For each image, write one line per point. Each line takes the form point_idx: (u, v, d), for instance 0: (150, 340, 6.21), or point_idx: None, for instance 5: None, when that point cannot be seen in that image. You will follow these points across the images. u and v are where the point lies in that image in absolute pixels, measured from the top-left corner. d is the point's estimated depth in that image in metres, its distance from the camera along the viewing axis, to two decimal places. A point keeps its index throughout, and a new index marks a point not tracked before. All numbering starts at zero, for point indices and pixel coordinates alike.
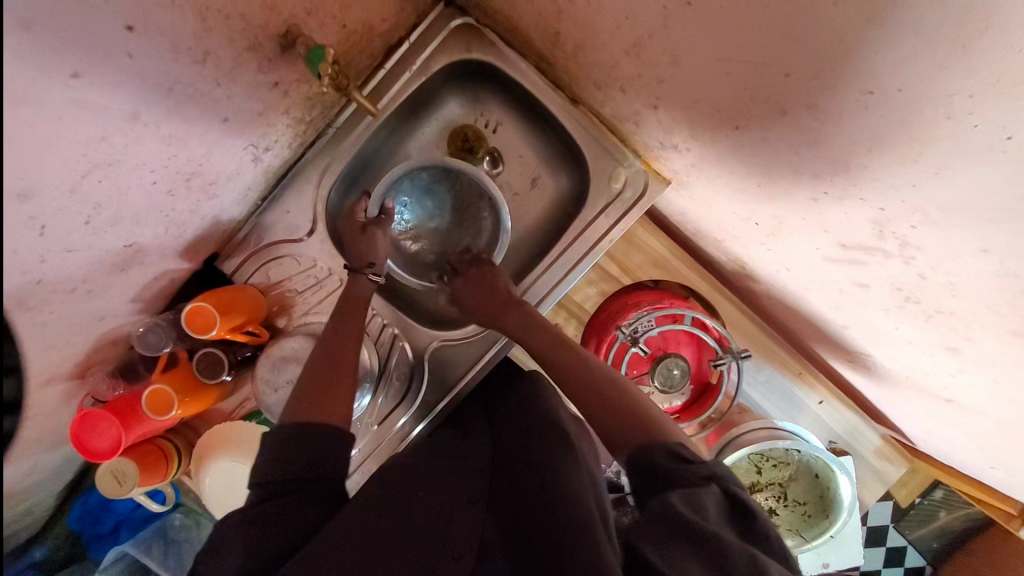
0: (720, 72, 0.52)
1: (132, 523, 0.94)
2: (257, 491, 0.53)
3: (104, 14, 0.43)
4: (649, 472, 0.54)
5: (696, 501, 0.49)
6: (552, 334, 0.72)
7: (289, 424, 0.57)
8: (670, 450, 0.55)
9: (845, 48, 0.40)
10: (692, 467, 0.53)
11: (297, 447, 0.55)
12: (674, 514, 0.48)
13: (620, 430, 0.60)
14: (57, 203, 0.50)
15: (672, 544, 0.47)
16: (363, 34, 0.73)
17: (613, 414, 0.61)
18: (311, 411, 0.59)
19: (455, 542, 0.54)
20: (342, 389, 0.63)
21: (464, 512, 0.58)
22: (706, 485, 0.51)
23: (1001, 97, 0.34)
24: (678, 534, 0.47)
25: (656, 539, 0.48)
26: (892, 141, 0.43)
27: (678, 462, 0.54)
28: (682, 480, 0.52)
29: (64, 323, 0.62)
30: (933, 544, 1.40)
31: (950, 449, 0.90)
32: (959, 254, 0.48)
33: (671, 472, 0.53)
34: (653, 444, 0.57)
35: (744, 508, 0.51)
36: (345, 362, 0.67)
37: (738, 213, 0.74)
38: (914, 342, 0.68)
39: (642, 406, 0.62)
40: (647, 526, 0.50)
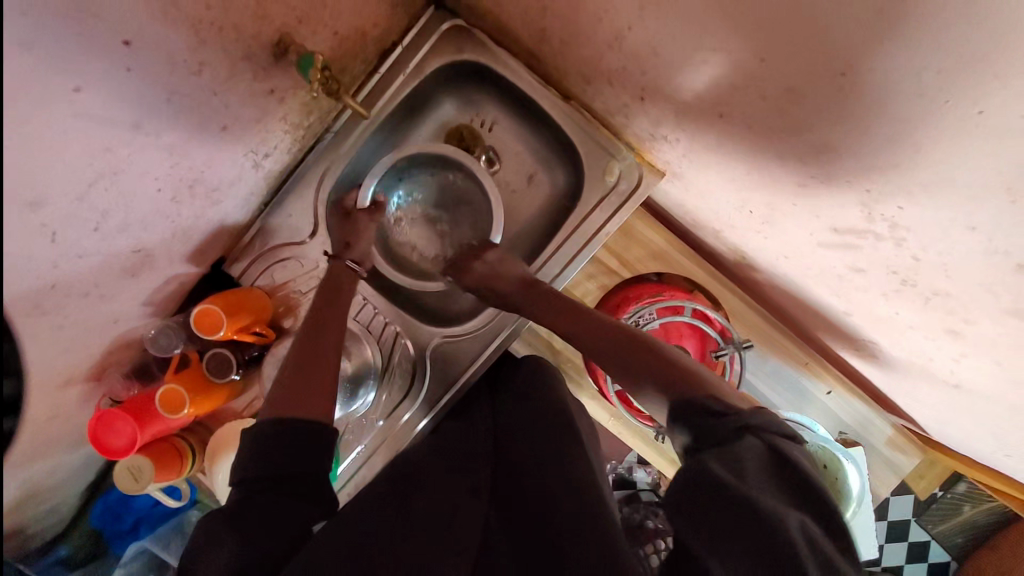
0: (698, 61, 0.52)
1: (152, 519, 0.98)
2: (241, 487, 0.53)
3: (102, 30, 0.46)
4: (687, 423, 0.50)
5: (735, 463, 0.44)
6: (564, 304, 0.75)
7: (266, 422, 0.57)
8: (703, 405, 0.50)
9: (813, 31, 0.40)
10: (727, 419, 0.47)
11: (272, 444, 0.55)
12: (713, 481, 0.43)
13: (652, 385, 0.58)
14: (66, 211, 0.53)
15: (715, 517, 0.42)
16: (356, 39, 0.75)
17: (655, 375, 0.59)
18: (285, 406, 0.60)
19: (457, 532, 0.57)
20: (318, 376, 0.65)
21: (465, 506, 0.61)
22: (744, 440, 0.45)
23: (968, 71, 0.34)
24: (724, 505, 0.42)
25: (697, 511, 0.43)
26: (869, 122, 0.43)
27: (706, 412, 0.49)
28: (720, 437, 0.46)
29: (79, 326, 0.66)
30: (958, 539, 1.36)
31: (964, 438, 0.88)
32: (947, 233, 0.48)
33: (709, 428, 0.48)
34: (691, 397, 0.52)
35: (792, 466, 0.44)
36: (319, 358, 0.67)
37: (732, 202, 0.74)
38: (915, 327, 0.67)
39: (695, 371, 0.58)
40: (682, 490, 0.45)
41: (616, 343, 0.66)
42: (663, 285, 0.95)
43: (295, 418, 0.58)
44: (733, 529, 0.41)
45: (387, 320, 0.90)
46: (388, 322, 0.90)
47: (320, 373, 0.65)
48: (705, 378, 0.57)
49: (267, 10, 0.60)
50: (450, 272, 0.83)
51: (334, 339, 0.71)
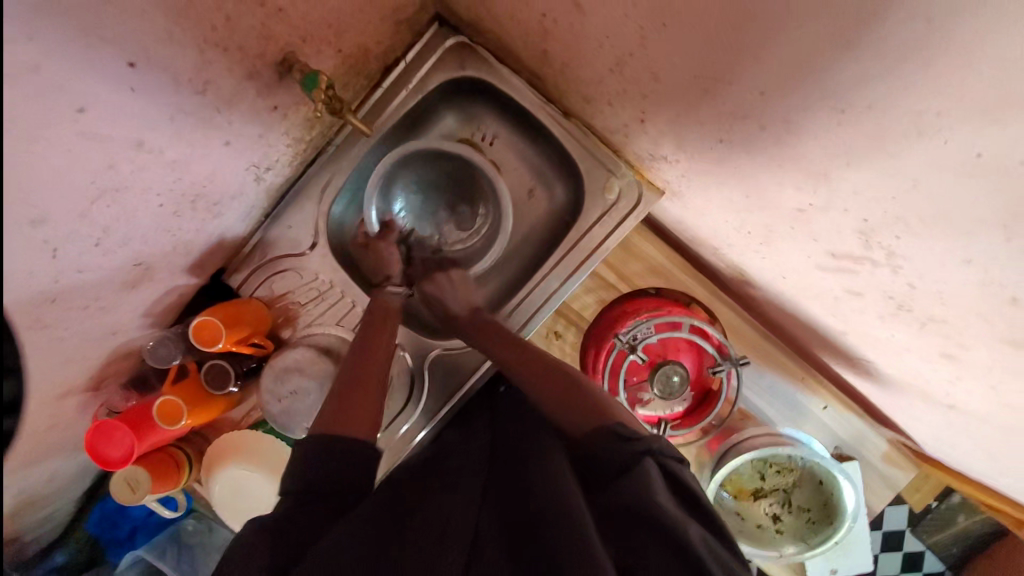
0: (699, 89, 0.53)
1: (148, 528, 0.97)
2: (287, 498, 0.57)
3: (108, 53, 0.46)
4: (601, 460, 0.58)
5: (644, 484, 0.53)
6: (506, 335, 0.78)
7: (319, 439, 0.60)
8: (613, 431, 0.59)
9: (812, 69, 0.40)
10: (630, 444, 0.57)
11: (314, 462, 0.58)
12: (626, 504, 0.52)
13: (575, 423, 0.65)
14: (68, 228, 0.53)
15: (628, 536, 0.50)
16: (359, 56, 0.76)
17: (584, 408, 0.65)
18: (345, 422, 0.63)
19: (454, 534, 0.54)
20: (372, 394, 0.68)
21: (464, 509, 0.58)
22: (641, 463, 0.55)
23: (965, 114, 0.35)
24: (635, 522, 0.50)
25: (616, 530, 0.51)
26: (867, 156, 0.44)
27: (620, 440, 0.58)
28: (622, 461, 0.56)
29: (78, 339, 0.66)
30: (952, 549, 1.37)
31: (959, 455, 0.88)
32: (943, 264, 0.48)
33: (620, 453, 0.57)
34: (603, 426, 0.61)
35: (680, 484, 0.55)
36: (373, 365, 0.72)
37: (730, 222, 0.74)
38: (911, 350, 0.68)
39: (604, 402, 0.66)
40: (607, 513, 0.53)
41: (549, 376, 0.71)
42: (660, 300, 0.96)
43: (351, 435, 0.61)
44: (642, 542, 0.49)
45: None
46: None
47: (370, 398, 0.67)
48: (620, 410, 0.66)
49: (271, 30, 0.61)
50: (432, 282, 0.83)
51: (384, 365, 0.72)
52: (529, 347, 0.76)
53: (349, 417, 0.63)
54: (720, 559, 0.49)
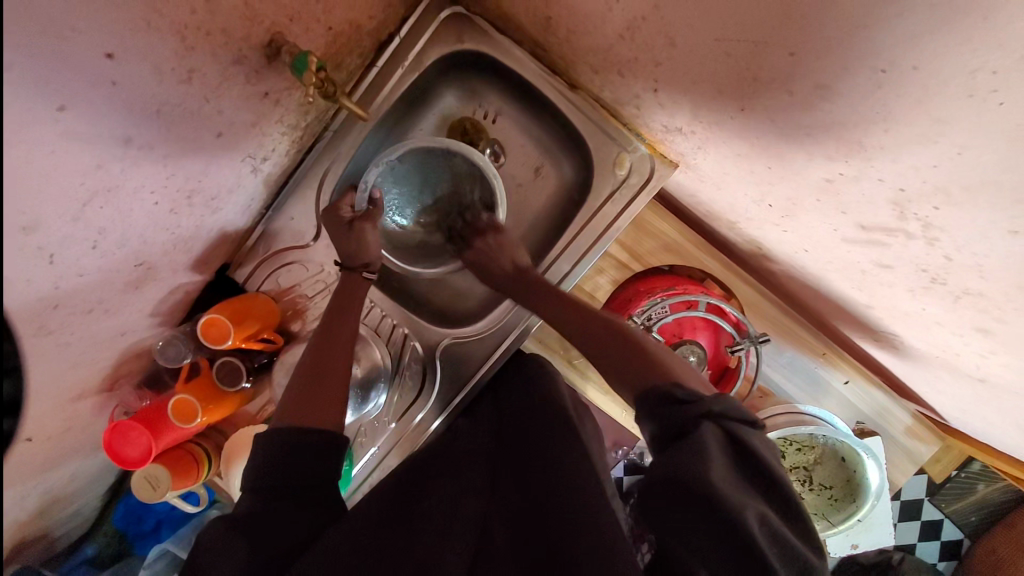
0: (719, 53, 0.49)
1: (172, 521, 0.97)
2: (252, 497, 0.52)
3: (83, 45, 0.43)
4: (658, 418, 0.52)
5: (704, 456, 0.46)
6: (560, 295, 0.73)
7: (288, 429, 0.56)
8: (669, 393, 0.52)
9: (852, 24, 0.36)
10: (693, 408, 0.50)
11: (284, 451, 0.54)
12: (682, 477, 0.45)
13: (626, 370, 0.60)
14: (63, 232, 0.51)
15: (691, 510, 0.45)
16: (351, 34, 0.72)
17: (636, 356, 0.60)
18: (302, 412, 0.59)
19: (457, 532, 0.59)
20: (335, 372, 0.65)
21: (469, 499, 0.64)
22: (699, 431, 0.48)
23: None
24: (697, 499, 0.44)
25: (674, 502, 0.46)
26: (910, 120, 0.40)
27: (676, 404, 0.51)
28: (682, 423, 0.49)
29: (86, 342, 0.65)
30: (972, 518, 1.35)
31: (987, 427, 0.86)
32: (986, 236, 0.45)
33: (674, 417, 0.50)
34: (654, 387, 0.54)
35: (750, 455, 0.47)
36: (333, 356, 0.67)
37: (750, 194, 0.70)
38: (943, 324, 0.65)
39: (670, 362, 0.59)
40: (657, 481, 0.47)
41: (608, 333, 0.65)
42: (675, 278, 0.93)
43: (322, 430, 0.57)
44: (705, 515, 0.44)
45: (395, 322, 0.89)
46: (396, 324, 0.89)
47: (329, 387, 0.63)
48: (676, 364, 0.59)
49: (255, 11, 0.57)
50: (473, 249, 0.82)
51: (344, 352, 0.68)
52: (583, 306, 0.71)
53: (310, 410, 0.59)
54: (783, 544, 0.44)
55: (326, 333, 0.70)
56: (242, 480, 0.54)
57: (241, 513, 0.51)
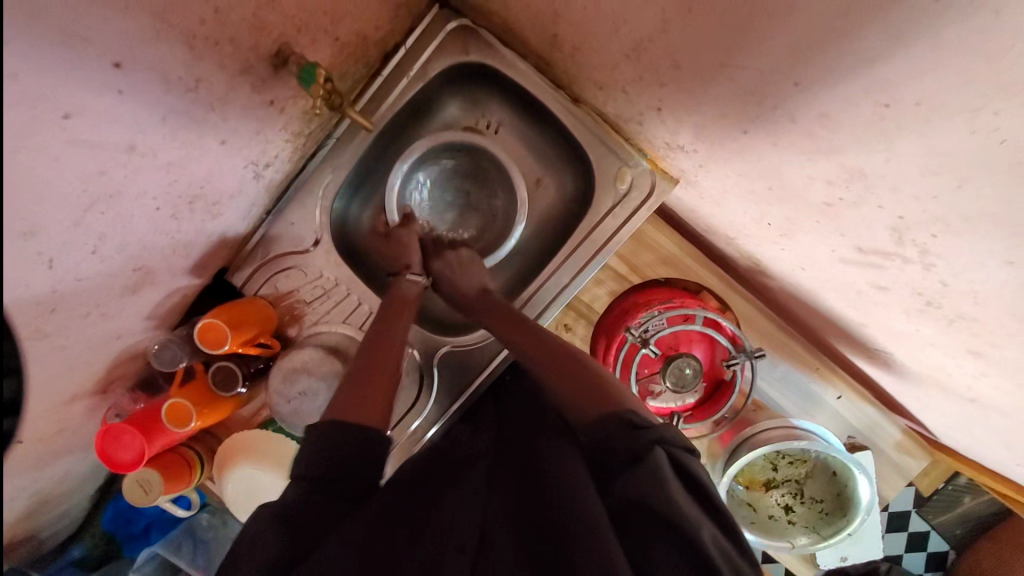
0: (725, 79, 0.49)
1: (161, 523, 0.96)
2: (298, 485, 0.52)
3: (91, 55, 0.43)
4: (602, 454, 0.54)
5: (657, 478, 0.49)
6: (500, 312, 0.74)
7: (335, 422, 0.55)
8: (624, 419, 0.54)
9: (858, 61, 0.37)
10: (642, 434, 0.53)
11: (338, 445, 0.53)
12: (641, 500, 0.48)
13: (576, 400, 0.59)
14: (63, 237, 0.51)
15: (647, 535, 0.48)
16: (357, 43, 0.72)
17: (579, 384, 0.60)
18: (351, 412, 0.57)
19: (459, 533, 0.54)
20: (388, 375, 0.65)
21: (475, 504, 0.59)
22: (651, 457, 0.51)
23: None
24: (654, 522, 0.48)
25: (631, 530, 0.49)
26: (911, 153, 0.40)
27: (631, 429, 0.53)
28: (633, 452, 0.52)
29: (82, 345, 0.64)
30: (957, 530, 1.37)
31: (974, 445, 0.87)
32: (981, 264, 0.46)
33: (628, 445, 0.52)
34: (597, 418, 0.55)
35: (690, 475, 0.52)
36: (390, 358, 0.67)
37: (750, 213, 0.71)
38: (936, 345, 0.66)
39: (605, 383, 0.60)
40: (620, 507, 0.50)
41: (566, 360, 0.65)
42: (673, 291, 0.93)
43: (357, 424, 0.55)
44: (660, 540, 0.47)
45: None
46: None
47: (385, 388, 0.63)
48: (617, 389, 0.59)
49: (263, 20, 0.57)
50: (441, 261, 0.81)
51: (397, 349, 0.68)
52: (524, 324, 0.71)
53: (361, 405, 0.59)
54: (731, 562, 0.47)
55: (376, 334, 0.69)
56: (290, 467, 0.54)
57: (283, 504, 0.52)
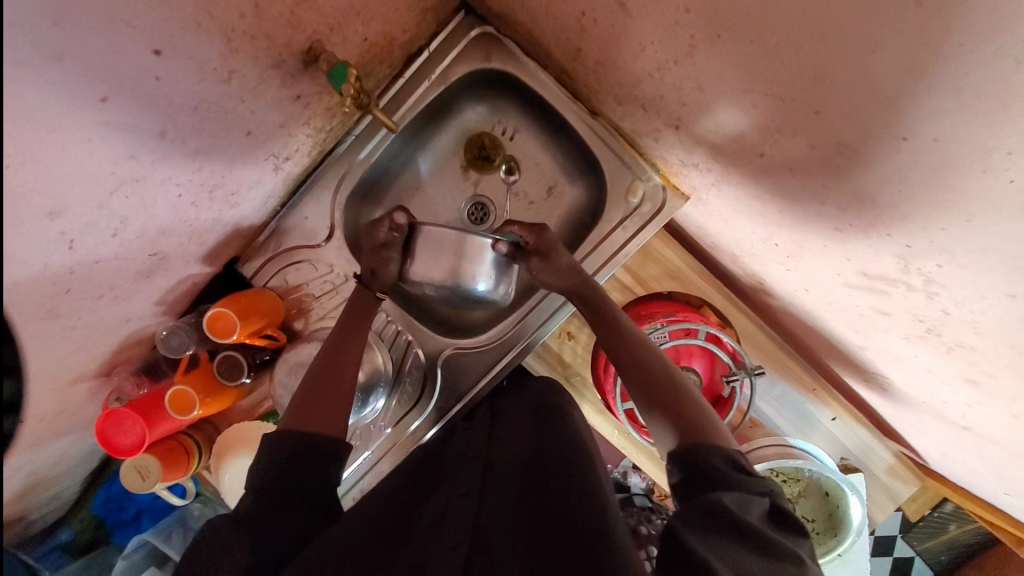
0: (746, 102, 0.51)
1: (153, 512, 0.97)
2: (254, 495, 0.55)
3: (131, 42, 0.44)
4: (688, 477, 0.53)
5: (747, 504, 0.48)
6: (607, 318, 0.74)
7: (285, 433, 0.61)
8: (731, 458, 0.54)
9: (882, 97, 0.38)
10: (750, 477, 0.52)
11: (289, 459, 0.58)
12: (722, 510, 0.47)
13: (675, 428, 0.60)
14: (87, 219, 0.51)
15: (731, 543, 0.45)
16: (384, 45, 0.73)
17: (680, 411, 0.61)
18: (307, 421, 0.64)
19: (450, 535, 0.55)
20: (341, 386, 0.70)
21: (459, 504, 0.61)
22: (756, 495, 0.50)
23: None
24: (738, 532, 0.46)
25: (708, 528, 0.46)
26: (924, 186, 0.42)
27: (733, 466, 0.53)
28: (722, 476, 0.51)
29: (92, 327, 0.64)
30: (940, 557, 1.39)
31: (965, 473, 0.89)
32: (984, 296, 0.47)
33: (718, 472, 0.52)
34: (694, 450, 0.55)
35: (790, 524, 0.51)
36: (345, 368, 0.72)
37: (758, 233, 0.72)
38: (934, 372, 0.67)
39: (702, 422, 0.60)
40: (696, 511, 0.48)
41: (661, 379, 0.65)
42: (674, 304, 0.95)
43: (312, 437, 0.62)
44: (751, 552, 0.45)
45: (399, 328, 0.90)
46: (401, 330, 0.89)
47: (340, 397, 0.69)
48: (712, 425, 0.59)
49: (299, 18, 0.58)
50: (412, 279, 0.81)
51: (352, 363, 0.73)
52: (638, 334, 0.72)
53: (312, 415, 0.65)
54: None
55: (336, 347, 0.73)
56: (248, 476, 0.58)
57: (246, 510, 0.54)
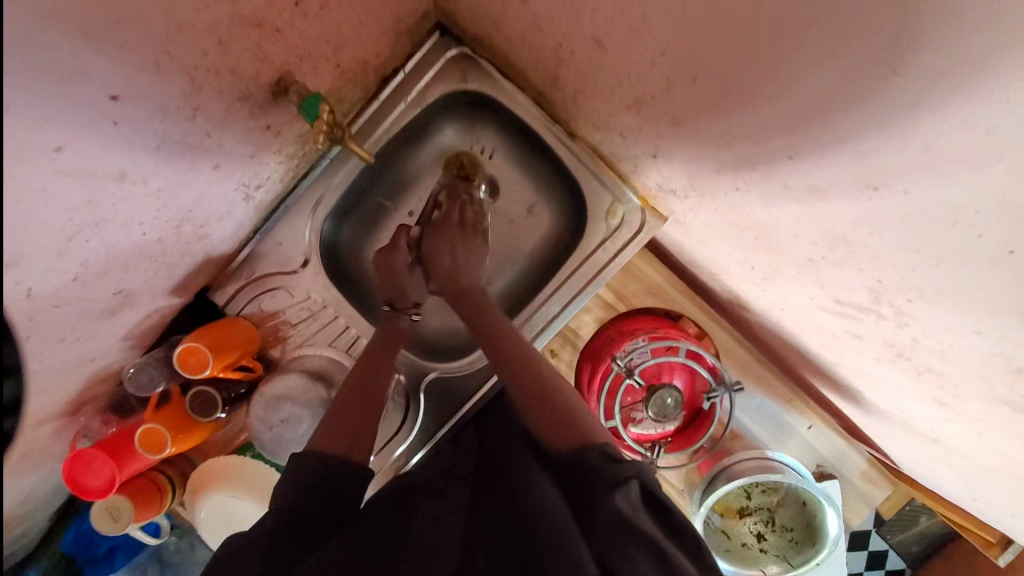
0: (721, 141, 0.52)
1: (128, 546, 0.91)
2: (277, 513, 0.52)
3: (86, 87, 0.41)
4: (576, 478, 0.50)
5: (629, 507, 0.46)
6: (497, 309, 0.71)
7: (320, 449, 0.58)
8: (600, 452, 0.51)
9: (851, 146, 0.39)
10: (618, 466, 0.49)
11: (321, 477, 0.55)
12: (620, 529, 0.45)
13: (549, 437, 0.56)
14: (44, 265, 0.49)
15: (627, 551, 0.45)
16: (357, 69, 0.73)
17: (558, 421, 0.57)
18: (333, 436, 0.60)
19: (439, 552, 0.52)
20: (372, 407, 0.66)
21: (448, 519, 0.57)
22: (626, 485, 0.47)
23: (1008, 220, 0.33)
24: (632, 543, 0.45)
25: (609, 553, 0.45)
26: (893, 230, 0.43)
27: (609, 463, 0.50)
28: (600, 478, 0.48)
29: (56, 369, 0.61)
30: (913, 548, 1.43)
31: (933, 480, 0.91)
32: (952, 329, 0.48)
33: (595, 476, 0.49)
34: (578, 450, 0.52)
35: (661, 503, 0.49)
36: (377, 383, 0.70)
37: (735, 256, 0.74)
38: (905, 390, 0.69)
39: (567, 417, 0.57)
40: (597, 540, 0.46)
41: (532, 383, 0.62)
42: (657, 321, 0.95)
43: (337, 452, 0.58)
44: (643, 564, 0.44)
45: None
46: None
47: (368, 415, 0.65)
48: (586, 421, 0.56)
49: (266, 51, 0.57)
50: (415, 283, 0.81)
51: (384, 376, 0.71)
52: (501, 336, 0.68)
53: (337, 427, 0.61)
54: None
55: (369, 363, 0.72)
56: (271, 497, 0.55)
57: (269, 525, 0.51)
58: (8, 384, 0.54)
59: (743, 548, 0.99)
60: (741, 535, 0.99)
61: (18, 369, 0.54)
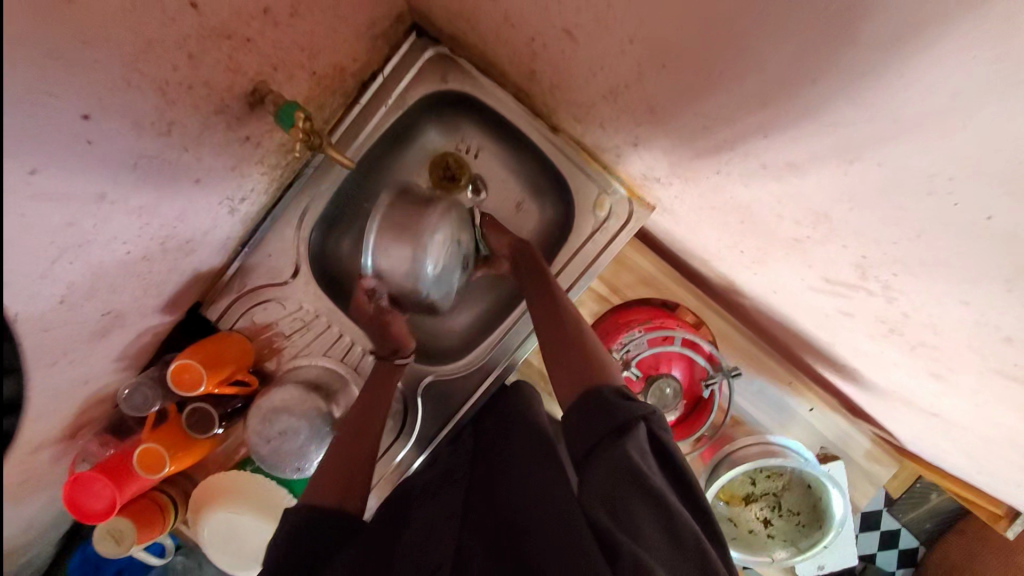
0: (697, 125, 0.52)
1: (134, 569, 0.91)
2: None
3: (56, 109, 0.41)
4: (589, 418, 0.53)
5: (636, 447, 0.49)
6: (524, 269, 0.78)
7: (307, 505, 0.55)
8: (609, 395, 0.55)
9: (822, 120, 0.39)
10: (630, 409, 0.52)
11: (310, 529, 0.52)
12: (625, 470, 0.47)
13: (568, 377, 0.61)
14: (27, 290, 0.48)
15: (631, 504, 0.46)
16: (334, 75, 0.73)
17: (571, 368, 0.61)
18: (322, 492, 0.58)
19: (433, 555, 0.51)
20: (364, 447, 0.66)
21: (444, 525, 0.56)
22: (635, 428, 0.50)
23: (985, 185, 0.33)
24: (635, 490, 0.46)
25: (613, 496, 0.46)
26: (872, 203, 0.43)
27: (622, 403, 0.53)
28: (613, 421, 0.51)
29: (50, 394, 0.61)
30: (926, 525, 1.42)
31: (937, 454, 0.91)
32: (939, 300, 0.48)
33: (607, 416, 0.52)
34: (592, 390, 0.56)
35: (669, 455, 0.51)
36: (371, 430, 0.70)
37: (723, 240, 0.73)
38: (901, 366, 0.68)
39: (586, 360, 0.62)
40: (602, 479, 0.48)
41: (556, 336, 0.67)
42: (652, 312, 0.95)
43: (328, 506, 0.55)
44: (646, 506, 0.46)
45: None
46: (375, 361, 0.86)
47: (362, 460, 0.64)
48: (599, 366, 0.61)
49: (239, 62, 0.57)
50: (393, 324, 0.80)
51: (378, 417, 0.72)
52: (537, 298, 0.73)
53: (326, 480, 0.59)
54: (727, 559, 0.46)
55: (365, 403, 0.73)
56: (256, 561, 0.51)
57: None
58: (7, 384, 0.54)
59: (750, 534, 0.99)
60: (748, 522, 0.99)
61: (18, 371, 0.54)
